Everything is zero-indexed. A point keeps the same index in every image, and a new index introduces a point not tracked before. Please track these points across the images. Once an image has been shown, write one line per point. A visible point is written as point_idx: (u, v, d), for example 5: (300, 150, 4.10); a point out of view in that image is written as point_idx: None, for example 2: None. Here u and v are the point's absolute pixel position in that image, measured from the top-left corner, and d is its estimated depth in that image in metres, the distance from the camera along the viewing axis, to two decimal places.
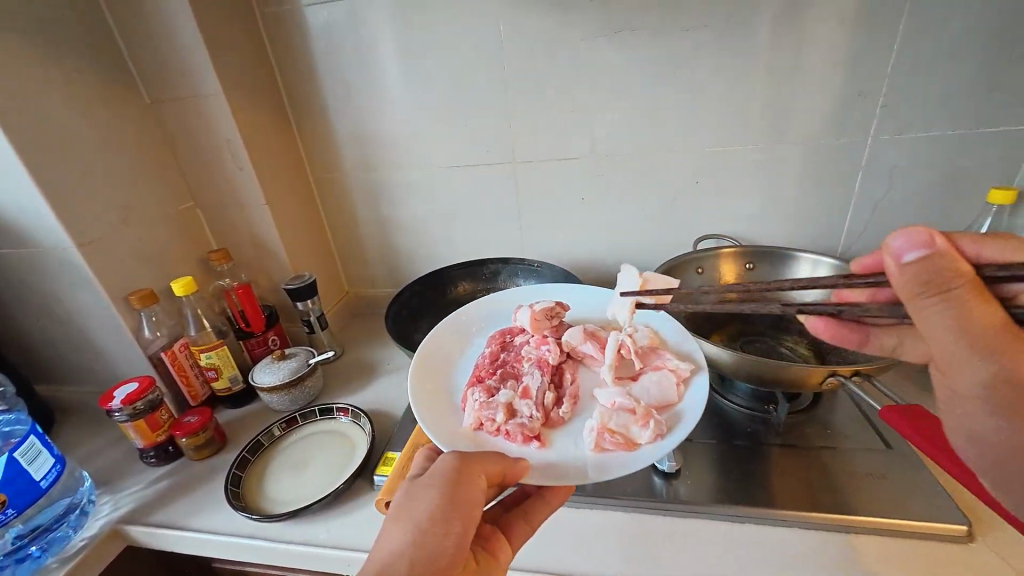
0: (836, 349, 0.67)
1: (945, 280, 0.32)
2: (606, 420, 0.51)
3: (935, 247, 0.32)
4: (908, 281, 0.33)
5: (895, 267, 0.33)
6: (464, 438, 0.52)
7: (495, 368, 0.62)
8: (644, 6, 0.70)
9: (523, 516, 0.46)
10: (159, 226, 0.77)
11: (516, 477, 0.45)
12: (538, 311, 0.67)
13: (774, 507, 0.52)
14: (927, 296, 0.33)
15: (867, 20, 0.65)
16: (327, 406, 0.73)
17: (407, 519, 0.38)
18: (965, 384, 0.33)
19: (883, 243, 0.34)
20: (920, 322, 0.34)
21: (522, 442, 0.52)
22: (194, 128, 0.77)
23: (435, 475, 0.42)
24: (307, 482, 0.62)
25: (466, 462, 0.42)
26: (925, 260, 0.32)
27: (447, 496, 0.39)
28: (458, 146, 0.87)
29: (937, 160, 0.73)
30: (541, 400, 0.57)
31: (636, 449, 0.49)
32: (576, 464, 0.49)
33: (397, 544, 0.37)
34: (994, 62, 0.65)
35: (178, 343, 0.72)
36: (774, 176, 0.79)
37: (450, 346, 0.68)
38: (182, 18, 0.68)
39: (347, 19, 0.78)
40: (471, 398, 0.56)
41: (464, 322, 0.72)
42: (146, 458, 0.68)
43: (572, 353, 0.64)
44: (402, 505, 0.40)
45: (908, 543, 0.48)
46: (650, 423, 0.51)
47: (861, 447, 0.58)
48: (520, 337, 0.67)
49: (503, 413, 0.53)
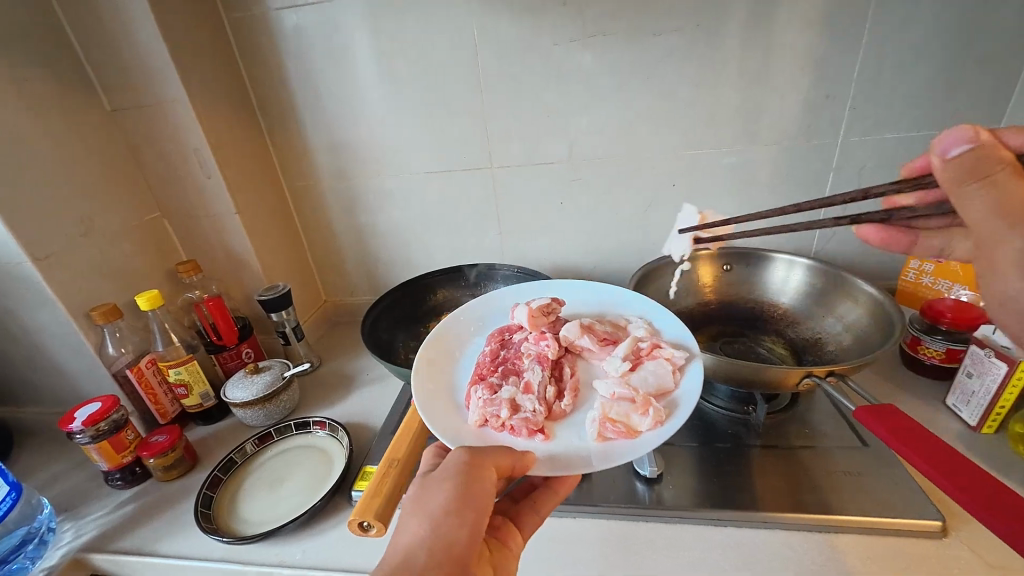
0: (812, 348, 0.68)
1: (988, 167, 0.34)
2: (608, 410, 0.51)
3: (980, 141, 0.34)
4: (952, 175, 0.36)
5: (940, 162, 0.36)
6: (470, 434, 0.51)
7: (497, 365, 0.60)
8: (616, 11, 0.70)
9: (532, 506, 0.48)
10: (123, 237, 0.74)
11: (524, 470, 0.44)
12: (535, 307, 0.64)
13: (755, 509, 0.52)
14: (971, 184, 0.35)
15: (832, 25, 0.67)
16: (303, 420, 0.71)
17: (423, 511, 0.39)
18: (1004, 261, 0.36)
19: (931, 142, 0.36)
20: (964, 210, 0.36)
21: (527, 435, 0.50)
22: (159, 134, 0.74)
23: (448, 468, 0.42)
24: (283, 500, 0.60)
25: (477, 455, 0.43)
26: (967, 154, 0.34)
27: (461, 489, 0.40)
28: (434, 151, 0.86)
29: (902, 162, 0.75)
30: (543, 394, 0.55)
31: (637, 436, 0.49)
32: (579, 456, 0.48)
33: (414, 535, 0.38)
34: (952, 66, 0.67)
35: (145, 359, 0.70)
36: (748, 178, 0.80)
37: (451, 344, 0.65)
38: (142, 22, 0.66)
39: (316, 22, 0.77)
40: (474, 395, 0.54)
41: (460, 322, 0.68)
42: (112, 481, 0.65)
43: (570, 347, 0.62)
44: (417, 497, 0.41)
45: (883, 542, 0.49)
46: (650, 411, 0.50)
47: (838, 445, 0.59)
48: (519, 333, 0.65)
49: (507, 409, 0.52)
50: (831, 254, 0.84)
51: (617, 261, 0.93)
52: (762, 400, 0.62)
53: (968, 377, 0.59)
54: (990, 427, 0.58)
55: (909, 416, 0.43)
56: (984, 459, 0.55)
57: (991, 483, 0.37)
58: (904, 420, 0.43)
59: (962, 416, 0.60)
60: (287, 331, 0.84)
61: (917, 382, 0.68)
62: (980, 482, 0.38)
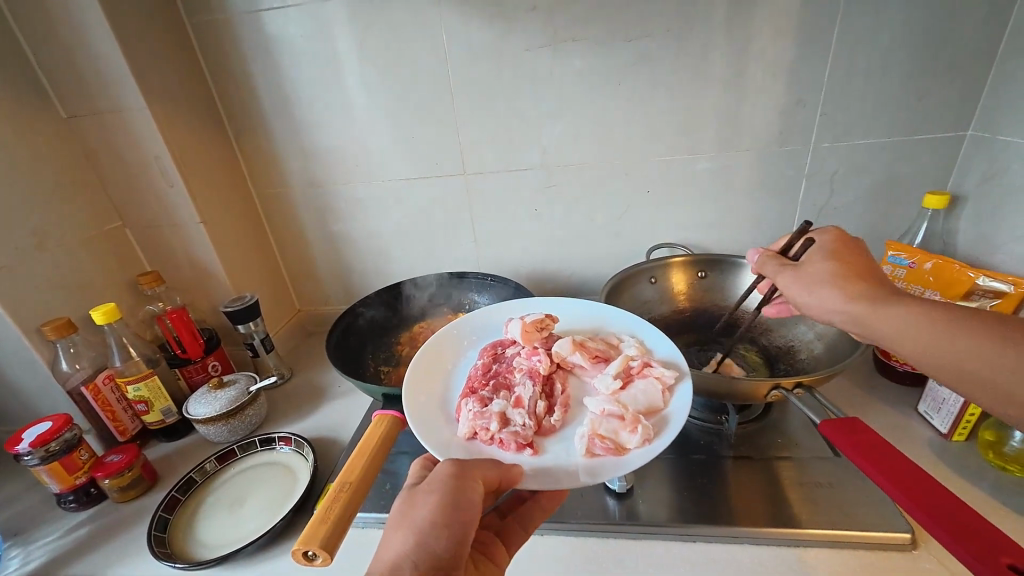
0: (784, 357, 0.68)
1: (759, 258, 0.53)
2: (596, 426, 0.50)
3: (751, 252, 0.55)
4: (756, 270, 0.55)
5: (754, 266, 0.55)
6: (458, 447, 0.50)
7: (488, 378, 0.58)
8: (587, 16, 0.69)
9: (519, 520, 0.46)
10: (81, 249, 0.71)
11: (512, 483, 0.43)
12: (528, 322, 0.62)
13: (726, 524, 0.51)
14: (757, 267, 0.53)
15: (801, 31, 0.66)
16: (268, 436, 0.69)
17: (408, 523, 0.38)
18: (798, 296, 0.47)
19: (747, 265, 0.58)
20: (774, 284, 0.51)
21: (516, 450, 0.49)
22: (118, 144, 0.72)
23: (435, 480, 0.40)
24: (243, 522, 0.58)
25: (464, 468, 0.41)
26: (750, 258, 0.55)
27: (447, 500, 0.39)
28: (407, 157, 0.84)
29: (874, 168, 0.75)
30: (534, 408, 0.54)
31: (625, 454, 0.48)
32: (566, 471, 0.47)
33: (399, 548, 0.36)
34: (921, 72, 0.67)
35: (102, 375, 0.67)
36: (722, 184, 0.79)
37: (444, 356, 0.63)
38: (95, 26, 0.63)
39: (282, 27, 0.75)
40: (464, 408, 0.53)
41: (454, 335, 0.67)
42: (65, 503, 0.63)
43: (562, 363, 0.60)
44: (403, 510, 0.39)
45: (853, 555, 0.48)
46: (638, 428, 0.49)
47: (810, 455, 0.58)
48: (512, 348, 0.63)
49: (497, 422, 0.51)
50: None
51: (595, 268, 0.92)
52: (735, 410, 0.61)
53: (939, 385, 0.59)
54: (961, 435, 0.58)
55: (870, 428, 0.43)
56: (955, 468, 0.55)
57: (952, 500, 0.36)
58: (866, 433, 0.42)
59: (933, 423, 0.60)
60: (256, 343, 0.82)
61: (891, 388, 0.68)
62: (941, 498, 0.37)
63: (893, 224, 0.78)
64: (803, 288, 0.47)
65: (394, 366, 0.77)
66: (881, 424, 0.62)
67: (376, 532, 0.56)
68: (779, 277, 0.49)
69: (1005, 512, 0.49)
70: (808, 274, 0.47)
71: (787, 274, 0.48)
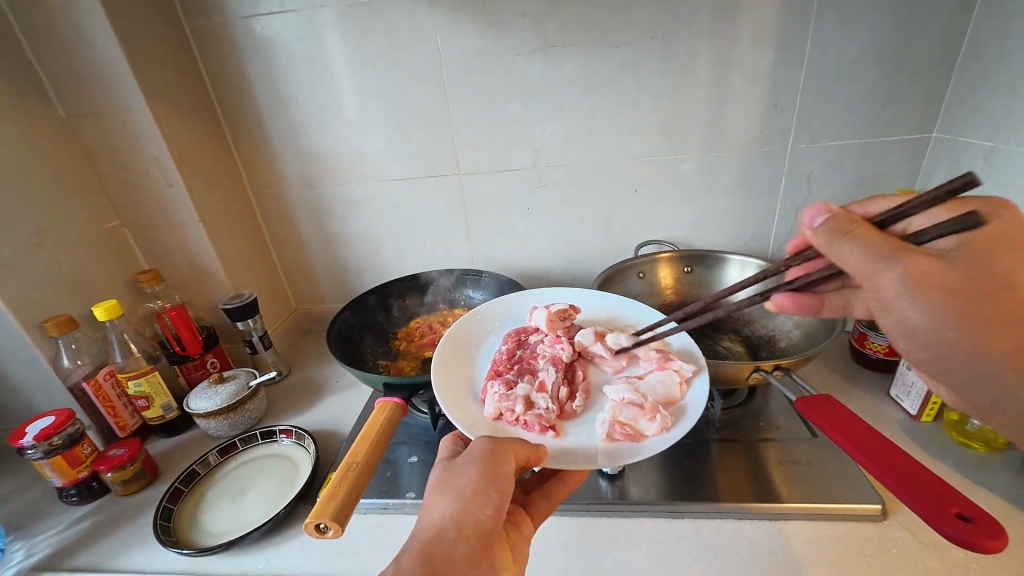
0: (766, 345, 0.72)
1: (847, 226, 0.39)
2: (617, 412, 0.52)
3: (832, 211, 0.40)
4: (822, 236, 0.40)
5: (812, 232, 0.41)
6: (486, 426, 0.54)
7: (513, 362, 0.62)
8: (574, 24, 0.73)
9: (543, 494, 0.49)
10: (81, 247, 0.72)
11: (539, 461, 0.47)
12: (553, 311, 0.66)
13: (712, 501, 0.54)
14: (838, 239, 0.39)
15: (777, 37, 0.70)
16: (268, 429, 0.70)
17: (451, 490, 0.42)
18: (901, 303, 0.37)
19: (799, 218, 0.42)
20: (841, 262, 0.39)
21: (539, 431, 0.53)
22: (118, 144, 0.73)
23: (472, 453, 0.45)
24: (248, 511, 0.59)
25: (498, 443, 0.45)
26: (828, 220, 0.40)
27: (485, 470, 0.43)
28: (402, 159, 0.87)
29: (847, 167, 0.79)
30: (557, 393, 0.57)
31: (644, 441, 0.51)
32: (586, 453, 0.51)
33: (443, 513, 0.40)
34: (888, 78, 0.72)
35: (102, 372, 0.68)
36: (707, 183, 0.83)
37: (468, 341, 0.67)
38: (96, 29, 0.65)
39: (280, 31, 0.77)
40: (491, 390, 0.57)
41: (477, 320, 0.70)
42: (67, 497, 0.63)
43: (583, 352, 0.63)
44: (443, 478, 0.43)
45: (830, 527, 0.51)
46: (657, 416, 0.52)
47: (789, 436, 0.62)
48: (535, 335, 0.66)
49: (522, 404, 0.54)
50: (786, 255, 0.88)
51: (584, 266, 0.95)
52: (719, 396, 0.65)
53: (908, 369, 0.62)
54: (929, 415, 0.61)
55: (840, 404, 0.46)
56: (923, 446, 0.59)
57: (916, 469, 0.40)
58: (837, 409, 0.46)
59: (904, 406, 0.64)
60: (255, 341, 0.83)
61: (866, 375, 0.72)
62: (915, 475, 0.39)
63: None
64: (927, 294, 0.36)
65: (392, 360, 0.79)
66: (855, 408, 0.66)
67: (376, 518, 0.58)
68: (868, 254, 0.37)
69: (968, 484, 0.53)
70: (935, 277, 0.36)
71: (904, 266, 0.36)
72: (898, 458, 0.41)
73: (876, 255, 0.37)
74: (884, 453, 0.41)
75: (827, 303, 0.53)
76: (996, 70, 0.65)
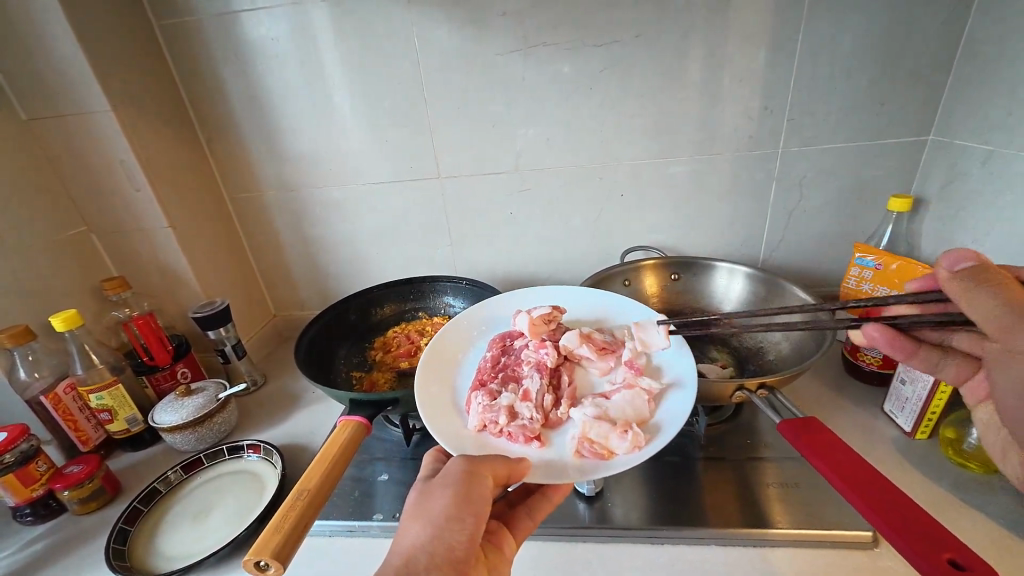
0: (754, 357, 0.70)
1: (991, 278, 0.35)
2: (587, 429, 0.49)
3: (981, 261, 0.36)
4: (958, 281, 0.36)
5: (946, 275, 0.37)
6: (469, 440, 0.51)
7: (497, 370, 0.59)
8: (555, 22, 0.70)
9: (527, 510, 0.47)
10: (43, 255, 0.70)
11: (519, 477, 0.45)
12: (536, 315, 0.62)
13: (694, 527, 0.51)
14: (974, 288, 0.35)
15: (768, 37, 0.68)
16: (235, 444, 0.67)
17: (424, 515, 0.39)
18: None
19: (935, 260, 0.39)
20: (970, 315, 0.36)
21: (523, 442, 0.50)
22: (80, 147, 0.70)
23: (448, 475, 0.42)
24: (208, 534, 0.56)
25: (475, 463, 0.43)
26: (971, 267, 0.36)
27: (461, 493, 0.40)
28: (382, 160, 0.84)
29: (841, 171, 0.76)
30: (541, 401, 0.54)
31: (612, 459, 0.48)
32: (566, 466, 0.48)
33: (415, 538, 0.38)
34: (883, 79, 0.69)
35: (62, 384, 0.65)
36: (695, 187, 0.80)
37: (453, 349, 0.65)
38: (55, 30, 0.62)
39: (255, 30, 0.74)
40: (474, 400, 0.54)
41: (463, 326, 0.68)
42: (22, 517, 0.60)
43: (569, 356, 0.60)
44: (418, 501, 0.41)
45: (818, 554, 0.48)
46: (628, 433, 0.48)
47: (779, 455, 0.59)
48: (520, 340, 0.64)
49: (505, 414, 0.52)
50: (778, 262, 0.85)
51: (569, 271, 0.92)
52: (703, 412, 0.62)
53: (902, 384, 0.59)
54: (924, 432, 0.58)
55: (827, 429, 0.45)
56: (918, 466, 0.56)
57: (918, 515, 0.37)
58: (826, 436, 0.44)
59: (898, 422, 0.61)
60: (228, 350, 0.80)
61: (859, 388, 0.69)
62: (917, 525, 0.37)
63: (861, 227, 0.80)
64: None
65: (367, 371, 0.77)
66: (847, 423, 0.63)
67: (342, 541, 0.55)
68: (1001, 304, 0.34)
69: (964, 508, 0.50)
70: None
71: None
72: (895, 502, 0.38)
73: (1015, 310, 0.33)
74: (880, 495, 0.39)
75: (920, 354, 0.46)
76: (994, 70, 0.62)
